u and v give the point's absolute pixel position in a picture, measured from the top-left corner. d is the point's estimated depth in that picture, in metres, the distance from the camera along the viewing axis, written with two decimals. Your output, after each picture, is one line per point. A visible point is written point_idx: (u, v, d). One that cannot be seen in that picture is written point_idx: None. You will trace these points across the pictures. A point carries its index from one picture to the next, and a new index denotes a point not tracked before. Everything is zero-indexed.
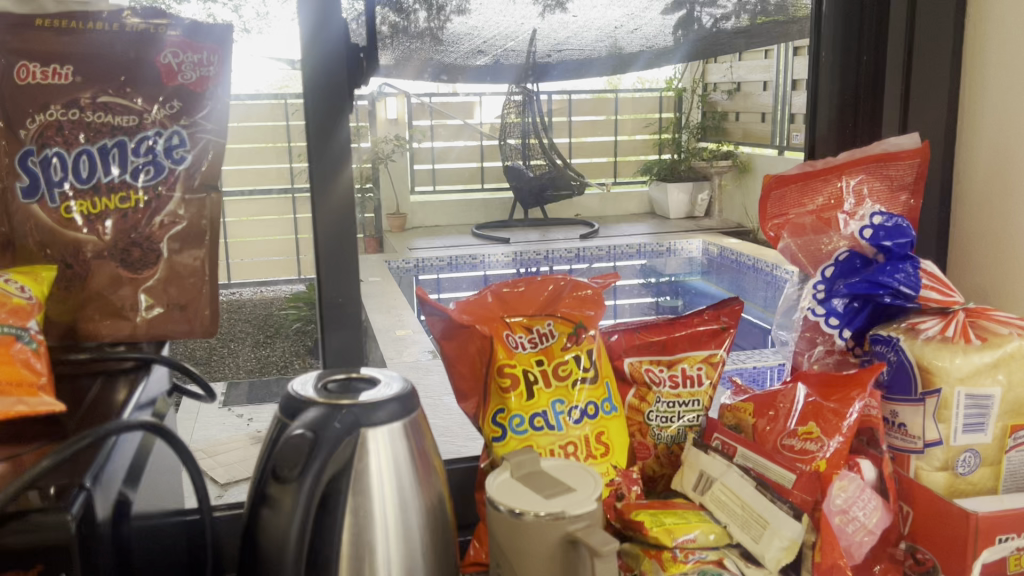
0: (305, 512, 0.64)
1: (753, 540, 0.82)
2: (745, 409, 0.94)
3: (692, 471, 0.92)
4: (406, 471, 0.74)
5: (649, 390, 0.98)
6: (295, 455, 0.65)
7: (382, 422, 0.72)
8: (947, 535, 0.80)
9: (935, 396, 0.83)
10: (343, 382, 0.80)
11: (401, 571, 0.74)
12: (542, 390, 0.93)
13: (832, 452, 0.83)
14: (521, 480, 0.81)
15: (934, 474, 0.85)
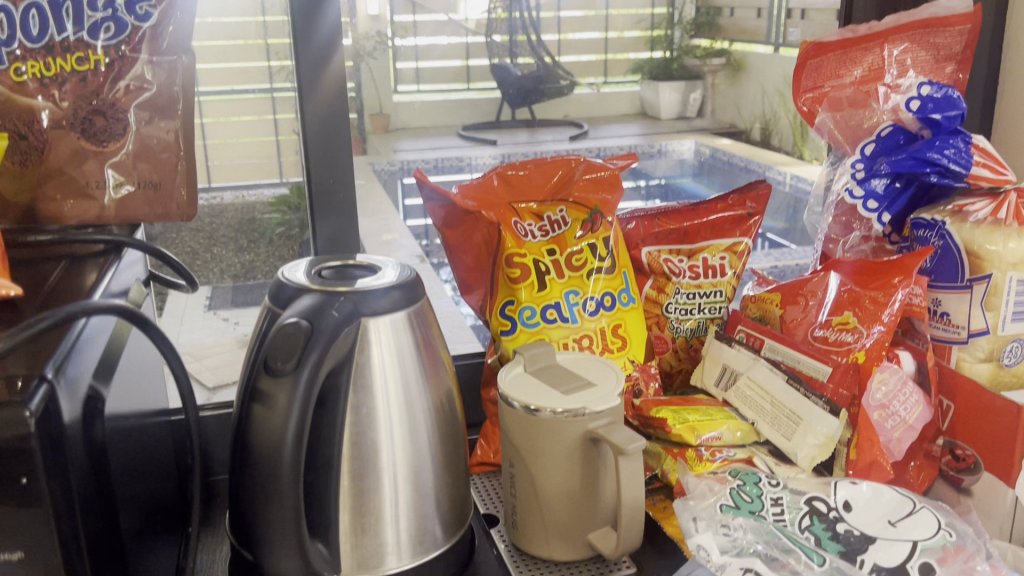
0: (302, 408, 0.57)
1: (784, 438, 0.76)
2: (772, 299, 0.87)
3: (714, 365, 0.85)
4: (412, 364, 0.67)
5: (667, 281, 0.91)
6: (289, 345, 0.58)
7: (384, 311, 0.65)
8: (992, 429, 0.74)
9: (985, 282, 0.77)
10: (338, 269, 0.72)
11: (408, 472, 0.67)
12: (554, 281, 0.85)
13: (871, 343, 0.78)
14: (536, 375, 0.75)
15: (977, 365, 0.79)
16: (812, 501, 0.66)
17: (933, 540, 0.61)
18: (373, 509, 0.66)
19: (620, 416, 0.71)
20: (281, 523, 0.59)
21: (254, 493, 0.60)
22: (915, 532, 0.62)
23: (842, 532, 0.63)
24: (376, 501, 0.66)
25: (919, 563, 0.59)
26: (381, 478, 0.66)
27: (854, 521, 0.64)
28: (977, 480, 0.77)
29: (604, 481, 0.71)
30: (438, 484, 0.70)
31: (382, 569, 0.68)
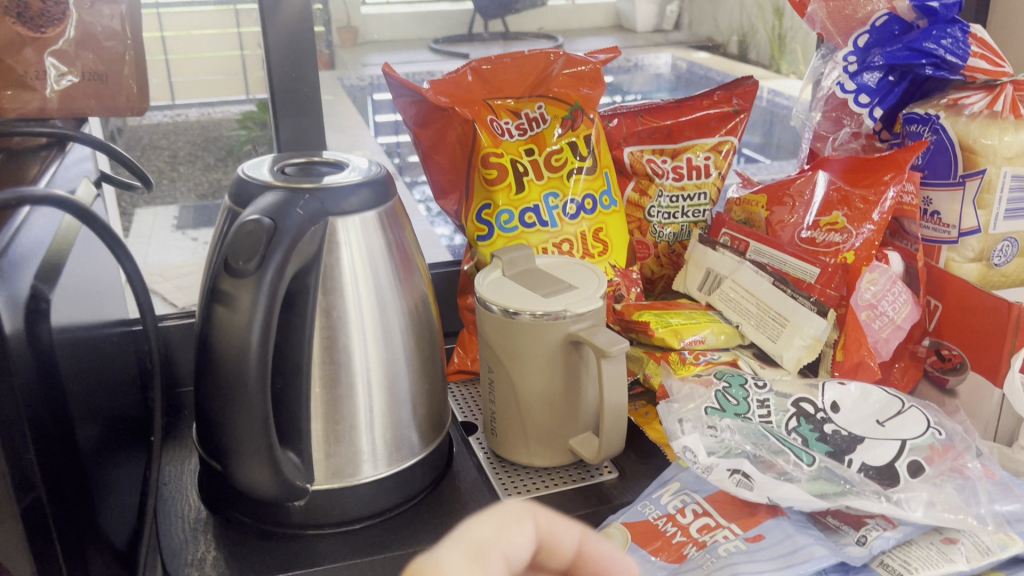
0: (267, 310, 0.54)
1: (770, 340, 0.74)
2: (758, 201, 0.84)
3: (698, 269, 0.83)
4: (384, 267, 0.64)
5: (650, 183, 0.87)
6: (251, 244, 0.54)
7: (353, 210, 0.61)
8: (981, 329, 0.73)
9: (978, 178, 0.74)
10: (303, 167, 0.68)
11: (383, 378, 0.65)
12: (533, 183, 0.82)
13: (860, 244, 0.76)
14: (514, 279, 0.71)
15: (966, 266, 0.77)
16: (799, 402, 0.64)
17: (922, 439, 0.59)
18: (346, 416, 0.63)
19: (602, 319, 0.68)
20: (247, 430, 0.56)
21: (217, 401, 0.57)
22: (904, 431, 0.60)
23: (829, 432, 0.61)
24: (349, 408, 0.63)
25: (907, 461, 0.58)
26: (354, 383, 0.63)
27: (842, 422, 0.62)
28: (962, 381, 0.75)
29: (587, 385, 0.69)
30: (414, 389, 0.67)
31: (358, 478, 0.65)
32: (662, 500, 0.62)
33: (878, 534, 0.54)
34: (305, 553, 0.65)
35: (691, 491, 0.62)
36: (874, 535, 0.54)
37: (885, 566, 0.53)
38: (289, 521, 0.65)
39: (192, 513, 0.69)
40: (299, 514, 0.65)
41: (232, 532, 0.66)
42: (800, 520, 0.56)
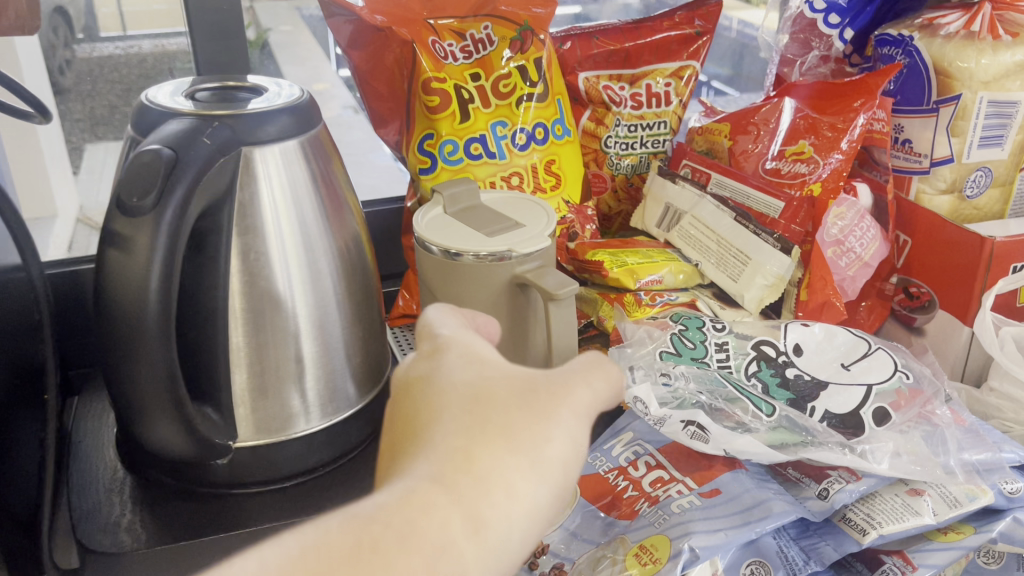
0: (168, 252, 0.48)
1: (730, 279, 0.70)
2: (721, 130, 0.79)
3: (656, 204, 0.78)
4: (309, 203, 0.57)
5: (607, 112, 0.81)
6: (148, 178, 0.48)
7: (271, 140, 0.55)
8: (953, 265, 0.69)
9: (953, 105, 0.69)
10: (217, 93, 0.61)
11: (312, 324, 0.59)
12: (479, 111, 0.75)
13: (827, 174, 0.71)
14: (457, 216, 0.66)
15: (937, 198, 0.72)
16: (760, 345, 0.60)
17: (888, 383, 0.55)
18: (271, 366, 0.58)
19: (552, 259, 0.63)
20: (152, 383, 0.51)
21: (115, 353, 0.51)
22: (870, 375, 0.56)
23: (791, 378, 0.57)
24: (274, 357, 0.58)
25: (874, 407, 0.54)
26: (279, 330, 0.58)
27: (805, 366, 0.58)
28: (930, 320, 0.72)
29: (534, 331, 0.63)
30: (349, 337, 0.62)
31: (288, 433, 0.60)
32: (614, 452, 0.59)
33: (841, 487, 0.50)
34: (230, 514, 0.60)
35: (644, 441, 0.59)
36: (836, 488, 0.50)
37: (847, 521, 0.50)
38: (212, 480, 0.60)
39: (108, 473, 0.63)
40: (223, 473, 0.60)
41: (151, 492, 0.61)
42: (758, 472, 0.53)
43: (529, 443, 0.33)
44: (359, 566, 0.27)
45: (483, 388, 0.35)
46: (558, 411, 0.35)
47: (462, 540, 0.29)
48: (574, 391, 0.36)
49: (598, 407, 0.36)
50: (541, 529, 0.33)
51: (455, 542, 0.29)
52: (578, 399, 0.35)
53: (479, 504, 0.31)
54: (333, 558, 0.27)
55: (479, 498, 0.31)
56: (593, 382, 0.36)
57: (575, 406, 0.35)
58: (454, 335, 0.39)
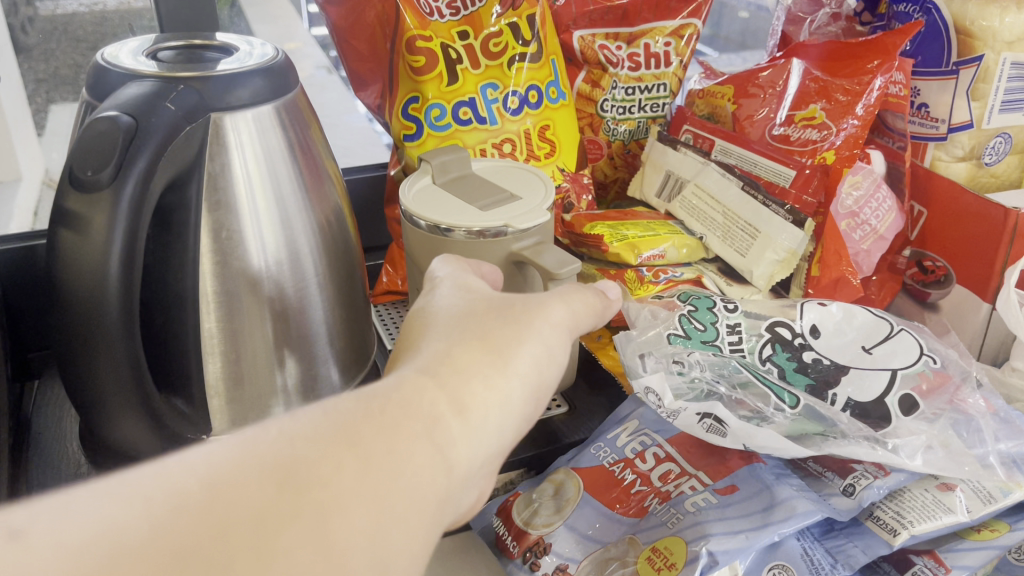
0: (128, 231, 0.43)
1: (737, 254, 0.66)
2: (723, 93, 0.74)
3: (656, 172, 0.74)
4: (285, 174, 0.52)
5: (603, 73, 0.76)
6: (103, 149, 0.42)
7: (243, 105, 0.49)
8: (972, 237, 0.65)
9: (975, 66, 0.64)
10: (183, 53, 0.55)
11: (292, 307, 0.54)
12: (468, 71, 0.70)
13: (841, 141, 0.67)
14: (448, 186, 0.61)
15: (954, 165, 0.68)
16: (774, 326, 0.56)
17: (913, 368, 0.52)
18: (247, 352, 0.53)
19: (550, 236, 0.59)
20: (114, 379, 0.46)
21: (69, 348, 0.46)
22: (894, 360, 0.52)
23: (809, 362, 0.54)
24: (250, 343, 0.53)
25: (900, 394, 0.50)
26: (255, 313, 0.53)
27: (824, 349, 0.54)
28: (945, 295, 0.68)
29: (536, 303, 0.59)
30: (331, 320, 0.57)
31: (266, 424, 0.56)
32: (619, 442, 0.55)
33: (869, 483, 0.47)
34: None
35: (651, 431, 0.54)
36: (863, 484, 0.47)
37: (875, 519, 0.47)
38: None
39: (70, 469, 0.58)
40: None
41: None
42: (777, 467, 0.49)
43: (507, 344, 0.35)
44: (371, 429, 0.28)
45: (466, 307, 0.37)
46: (535, 323, 0.37)
47: (454, 418, 0.31)
48: (549, 305, 0.38)
49: (570, 324, 0.39)
50: (518, 421, 0.34)
51: (447, 418, 0.30)
52: (552, 312, 0.38)
53: (465, 387, 0.32)
54: (349, 422, 0.27)
55: (465, 383, 0.32)
56: (570, 304, 0.39)
57: (550, 317, 0.37)
58: (452, 274, 0.42)
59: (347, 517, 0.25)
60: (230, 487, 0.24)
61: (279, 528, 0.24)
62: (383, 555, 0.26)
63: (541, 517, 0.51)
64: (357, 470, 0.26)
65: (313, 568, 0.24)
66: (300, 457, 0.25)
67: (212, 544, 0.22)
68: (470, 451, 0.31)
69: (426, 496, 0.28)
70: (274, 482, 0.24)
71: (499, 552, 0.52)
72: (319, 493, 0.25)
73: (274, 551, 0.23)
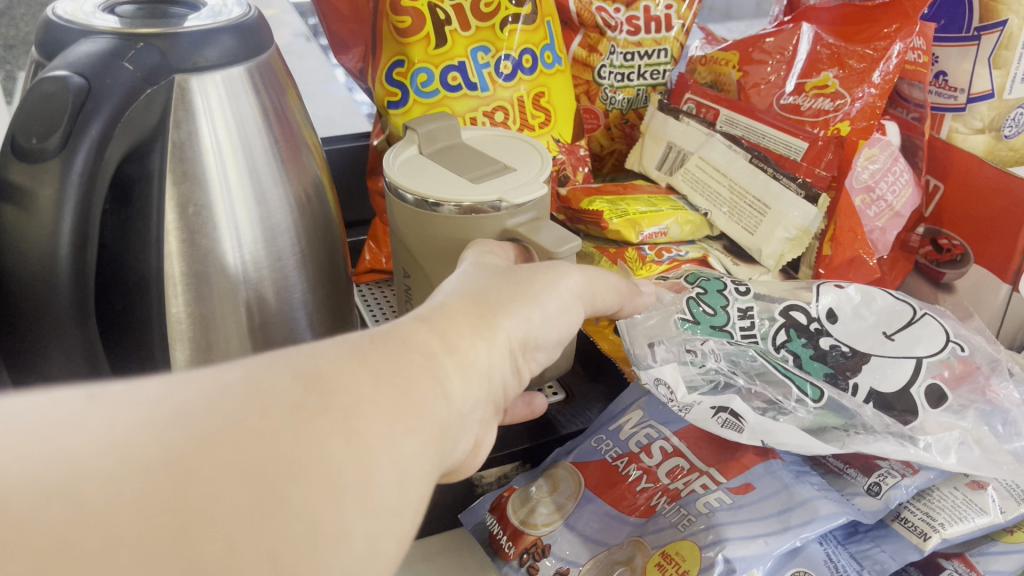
0: (78, 203, 0.38)
1: (745, 231, 0.62)
2: (728, 60, 0.70)
3: (657, 143, 0.69)
4: (259, 145, 0.47)
5: (600, 37, 0.71)
6: (49, 111, 0.37)
7: (212, 65, 0.44)
8: (991, 214, 0.61)
9: (998, 32, 0.60)
10: (145, 9, 0.50)
11: (270, 289, 0.49)
12: (456, 33, 0.64)
13: (856, 112, 0.63)
14: (439, 156, 0.56)
15: (971, 138, 0.64)
16: (789, 310, 0.52)
17: (938, 355, 0.48)
18: (219, 340, 0.49)
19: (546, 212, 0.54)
20: (68, 375, 0.41)
21: (10, 349, 0.41)
22: (917, 347, 0.49)
23: (827, 349, 0.50)
24: (223, 328, 0.49)
25: (927, 385, 0.47)
26: (229, 297, 0.48)
27: (841, 335, 0.50)
28: (960, 276, 0.64)
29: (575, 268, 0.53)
30: (311, 303, 0.53)
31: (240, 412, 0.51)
32: (622, 434, 0.51)
33: (896, 482, 0.43)
34: None
35: (656, 423, 0.51)
36: (890, 483, 0.43)
37: (903, 521, 0.43)
38: None
39: None
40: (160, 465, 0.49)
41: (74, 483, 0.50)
42: (795, 463, 0.46)
43: (501, 302, 0.34)
44: (381, 351, 0.28)
45: (469, 278, 0.36)
46: (537, 284, 0.36)
47: (447, 356, 0.30)
48: (566, 271, 0.38)
49: (582, 291, 0.39)
50: (503, 373, 0.34)
51: (440, 355, 0.30)
52: (566, 278, 0.38)
53: (456, 332, 0.31)
54: (359, 347, 0.27)
55: (453, 327, 0.31)
56: (587, 273, 0.40)
57: (566, 283, 0.37)
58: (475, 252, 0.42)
59: (371, 419, 0.25)
60: (267, 381, 0.24)
61: (311, 419, 0.24)
62: (403, 460, 0.26)
63: (539, 516, 0.48)
64: (374, 384, 0.26)
65: (342, 458, 0.24)
66: (324, 367, 0.26)
67: (259, 419, 0.23)
68: (467, 389, 0.30)
69: (434, 417, 0.28)
70: (304, 382, 0.25)
71: (493, 553, 0.48)
72: (343, 397, 0.25)
73: (307, 438, 0.23)
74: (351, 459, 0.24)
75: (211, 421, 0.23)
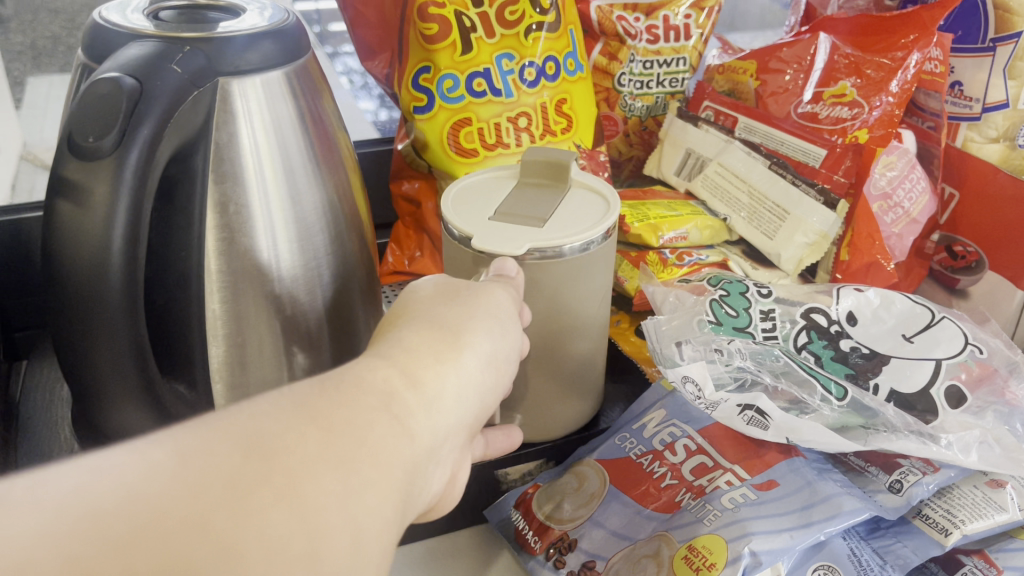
0: (133, 201, 0.40)
1: (765, 237, 0.64)
2: (745, 69, 0.71)
3: (676, 150, 0.70)
4: (295, 146, 0.49)
5: (620, 45, 0.73)
6: (103, 112, 0.39)
7: (252, 69, 0.45)
8: (1008, 222, 0.62)
9: (1013, 44, 0.61)
10: (186, 13, 0.51)
11: (304, 288, 0.51)
12: (482, 40, 0.66)
13: (873, 120, 0.65)
14: (515, 188, 0.48)
15: (986, 147, 0.65)
16: (810, 313, 0.53)
17: (956, 357, 0.49)
18: (253, 338, 0.50)
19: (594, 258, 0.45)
20: (117, 369, 0.42)
21: (67, 342, 0.42)
22: (937, 349, 0.50)
23: (847, 351, 0.51)
24: (256, 327, 0.50)
25: (946, 386, 0.48)
26: (261, 297, 0.49)
27: (861, 337, 0.52)
28: (976, 282, 0.66)
29: (591, 289, 0.47)
30: (342, 303, 0.54)
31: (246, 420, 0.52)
32: (646, 433, 0.52)
33: (917, 480, 0.44)
34: None
35: (680, 422, 0.52)
36: (911, 481, 0.45)
37: (925, 518, 0.44)
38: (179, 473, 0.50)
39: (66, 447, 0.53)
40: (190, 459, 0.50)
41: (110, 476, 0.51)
42: (818, 461, 0.47)
43: (458, 321, 0.33)
44: (331, 400, 0.26)
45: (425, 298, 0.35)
46: (463, 301, 0.35)
47: (409, 391, 0.28)
48: (486, 289, 0.37)
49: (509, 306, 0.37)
50: (479, 392, 0.32)
51: (401, 392, 0.28)
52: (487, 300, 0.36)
53: (417, 363, 0.30)
54: (305, 398, 0.26)
55: (414, 358, 0.30)
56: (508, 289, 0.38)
57: (498, 301, 0.36)
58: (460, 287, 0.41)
59: (317, 479, 0.23)
60: (199, 457, 0.23)
61: (250, 491, 0.22)
62: (359, 520, 0.24)
63: (565, 512, 0.49)
64: (320, 439, 0.24)
65: (289, 528, 0.22)
66: (267, 428, 0.24)
67: (186, 504, 0.21)
68: (434, 425, 0.28)
69: (396, 461, 0.26)
70: (240, 449, 0.23)
71: (518, 547, 0.50)
72: (284, 460, 0.23)
73: (246, 513, 0.22)
74: (299, 528, 0.22)
75: (126, 527, 0.20)
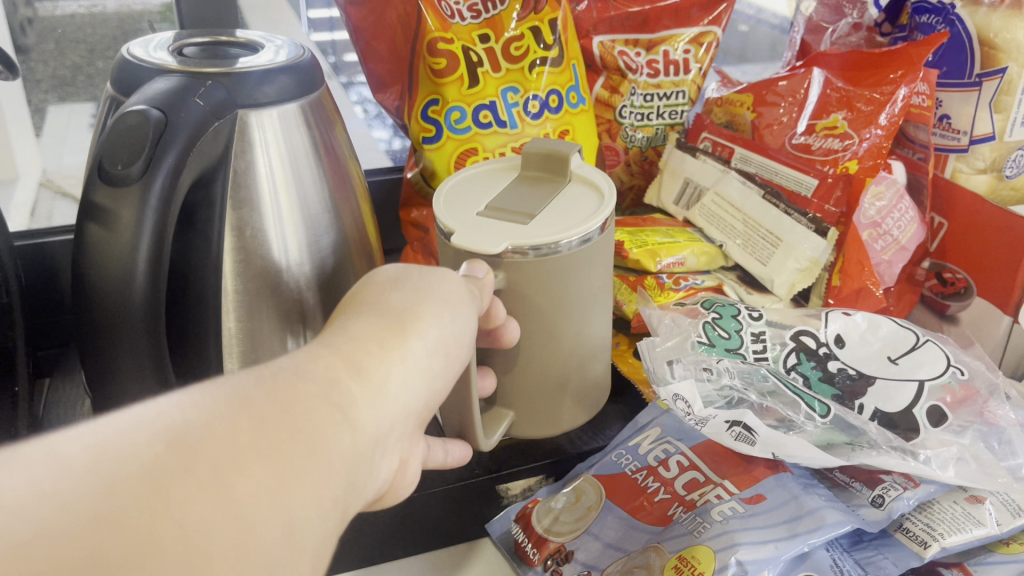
0: (155, 226, 0.42)
1: (759, 263, 0.66)
2: (743, 101, 0.74)
3: (675, 179, 0.73)
4: (308, 174, 0.52)
5: (622, 79, 0.76)
6: (130, 141, 0.42)
7: (268, 102, 0.48)
8: (994, 250, 0.64)
9: (997, 78, 0.64)
10: (207, 50, 0.54)
11: (315, 307, 0.53)
12: (488, 74, 0.69)
13: (863, 150, 0.67)
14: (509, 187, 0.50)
15: (974, 177, 0.68)
16: (799, 335, 0.55)
17: (939, 378, 0.51)
18: (266, 355, 0.52)
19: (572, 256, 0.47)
20: (137, 381, 0.45)
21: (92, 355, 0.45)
22: (920, 370, 0.52)
23: (835, 372, 0.53)
24: (268, 344, 0.52)
25: (927, 406, 0.50)
26: (275, 316, 0.52)
27: (848, 359, 0.54)
28: (964, 307, 0.68)
29: (569, 292, 0.48)
30: None
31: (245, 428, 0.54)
32: (641, 449, 0.54)
33: (898, 495, 0.46)
34: None
35: (674, 439, 0.54)
36: (892, 495, 0.46)
37: (906, 531, 0.46)
38: None
39: None
40: None
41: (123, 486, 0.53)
42: (804, 476, 0.49)
43: (403, 310, 0.35)
44: (267, 395, 0.27)
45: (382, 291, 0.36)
46: (415, 287, 0.37)
47: (352, 378, 0.31)
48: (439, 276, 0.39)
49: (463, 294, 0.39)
50: (426, 380, 0.34)
51: (345, 380, 0.30)
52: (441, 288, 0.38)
53: (362, 351, 0.32)
54: (246, 395, 0.27)
55: (358, 344, 0.32)
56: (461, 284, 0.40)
57: (448, 288, 0.38)
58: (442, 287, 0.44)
59: (244, 478, 0.25)
60: (117, 448, 0.23)
61: (171, 484, 0.23)
62: (290, 513, 0.26)
63: (562, 525, 0.51)
64: (251, 433, 0.26)
65: (213, 521, 0.23)
66: (190, 420, 0.25)
67: (99, 498, 0.22)
68: (376, 420, 0.31)
69: (338, 455, 0.28)
70: (164, 440, 0.24)
71: (518, 559, 0.51)
72: (214, 451, 0.24)
73: (168, 506, 0.23)
74: (223, 522, 0.24)
75: (35, 526, 0.21)
